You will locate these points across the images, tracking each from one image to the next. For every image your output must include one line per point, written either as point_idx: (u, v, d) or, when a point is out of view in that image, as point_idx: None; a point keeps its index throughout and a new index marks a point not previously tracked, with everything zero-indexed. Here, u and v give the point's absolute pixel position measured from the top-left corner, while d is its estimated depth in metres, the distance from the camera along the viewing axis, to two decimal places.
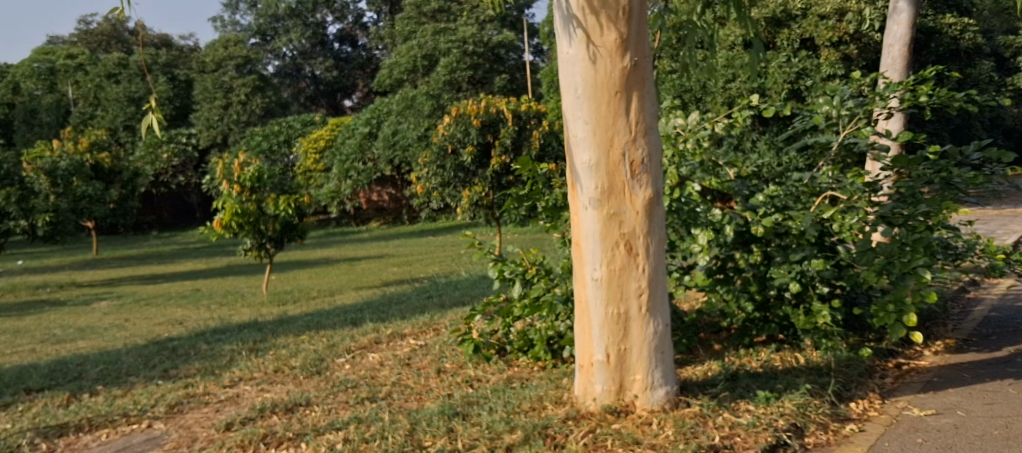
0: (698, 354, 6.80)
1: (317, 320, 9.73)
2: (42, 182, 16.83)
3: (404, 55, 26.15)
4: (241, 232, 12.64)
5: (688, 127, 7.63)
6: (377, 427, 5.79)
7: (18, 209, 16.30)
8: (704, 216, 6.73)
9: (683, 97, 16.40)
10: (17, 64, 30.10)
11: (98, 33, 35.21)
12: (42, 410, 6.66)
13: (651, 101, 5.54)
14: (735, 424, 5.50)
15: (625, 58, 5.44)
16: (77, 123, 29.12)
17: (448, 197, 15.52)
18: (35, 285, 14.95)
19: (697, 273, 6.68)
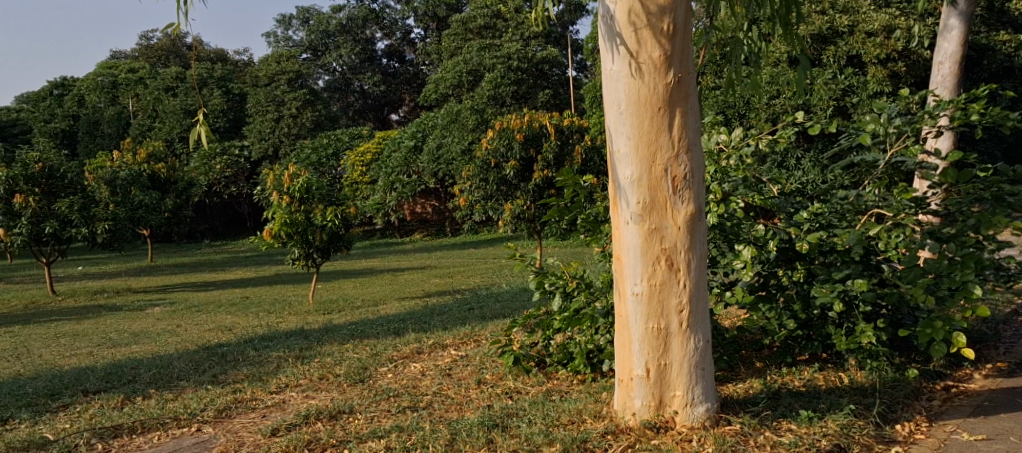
0: (740, 371, 6.88)
1: (362, 328, 9.96)
2: (103, 191, 18.30)
3: (451, 70, 26.41)
4: (289, 242, 12.96)
5: (731, 143, 7.52)
6: (418, 436, 5.97)
7: (80, 217, 15.97)
8: (747, 232, 6.86)
9: (727, 113, 16.40)
10: (82, 78, 31.56)
11: (158, 48, 35.97)
12: (97, 411, 6.91)
13: (694, 117, 5.67)
14: (777, 443, 5.65)
15: (669, 75, 5.58)
16: (136, 134, 29.49)
17: (490, 209, 16.03)
18: (93, 290, 15.39)
19: (738, 289, 6.82)
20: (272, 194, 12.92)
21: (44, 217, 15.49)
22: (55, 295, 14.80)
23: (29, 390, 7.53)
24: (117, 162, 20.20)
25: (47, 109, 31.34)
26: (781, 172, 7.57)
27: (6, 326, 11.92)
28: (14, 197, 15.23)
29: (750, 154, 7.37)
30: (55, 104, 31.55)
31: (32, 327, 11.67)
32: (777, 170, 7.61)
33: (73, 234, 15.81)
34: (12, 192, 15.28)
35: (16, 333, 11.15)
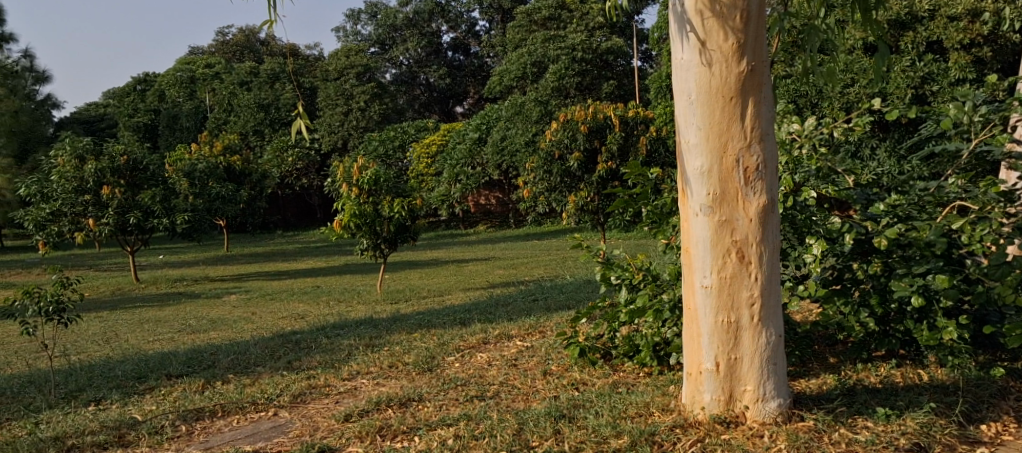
0: (813, 367, 6.73)
1: (429, 318, 10.17)
2: (182, 183, 18.78)
3: (515, 62, 26.57)
4: (358, 233, 13.23)
5: (804, 132, 7.49)
6: (486, 424, 6.02)
7: (162, 208, 16.44)
8: (820, 225, 6.67)
9: (799, 102, 16.31)
10: (162, 74, 32.54)
11: (233, 44, 36.78)
12: (182, 394, 7.19)
13: (768, 105, 5.49)
14: (853, 441, 5.47)
15: (743, 63, 5.41)
16: (212, 127, 30.29)
17: (553, 202, 15.82)
18: (173, 278, 15.84)
19: (811, 283, 6.58)
20: (341, 187, 13.15)
21: (129, 208, 16.05)
22: (138, 282, 15.31)
23: (120, 373, 7.86)
24: (197, 155, 20.91)
25: (131, 104, 32.43)
26: (855, 163, 7.41)
27: (91, 311, 12.38)
28: (101, 189, 15.77)
29: (823, 142, 7.35)
30: (138, 99, 32.68)
31: (116, 313, 12.11)
32: (851, 160, 7.44)
33: (154, 225, 16.27)
34: (100, 184, 15.81)
35: (103, 318, 11.59)
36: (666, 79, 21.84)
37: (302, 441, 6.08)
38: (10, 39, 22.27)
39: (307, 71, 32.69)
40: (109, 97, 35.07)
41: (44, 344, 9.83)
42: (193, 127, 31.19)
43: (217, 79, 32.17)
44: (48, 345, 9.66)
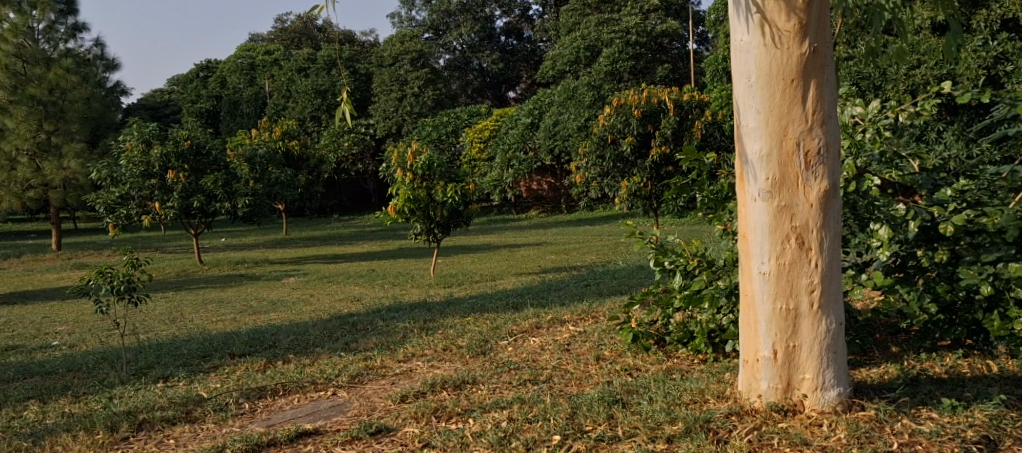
0: (874, 356, 6.49)
1: (482, 302, 10.29)
2: (244, 168, 19.18)
3: (568, 47, 26.58)
4: (412, 218, 13.36)
5: (868, 116, 7.11)
6: (540, 408, 6.06)
7: (224, 193, 16.79)
8: (883, 211, 6.35)
9: (861, 85, 15.26)
10: (224, 61, 33.45)
11: (291, 31, 37.42)
12: (245, 372, 7.38)
13: (830, 88, 5.47)
14: (916, 431, 5.33)
15: (803, 45, 5.39)
16: (271, 113, 30.94)
17: (607, 187, 16.02)
18: (235, 261, 16.21)
19: (875, 271, 6.30)
20: (396, 171, 13.34)
21: (193, 192, 16.36)
22: (202, 264, 15.65)
23: (185, 351, 8.10)
24: (257, 141, 21.51)
25: (194, 91, 33.41)
26: (920, 145, 7.05)
27: (157, 292, 12.73)
28: (167, 173, 16.12)
29: (889, 126, 7.00)
30: (200, 86, 33.56)
31: (182, 293, 12.46)
32: (915, 143, 7.06)
33: (217, 209, 16.64)
34: (165, 168, 16.17)
35: (169, 298, 11.93)
36: (722, 62, 21.72)
37: (360, 421, 6.17)
38: (82, 28, 22.68)
39: (362, 58, 33.08)
40: (172, 84, 35.90)
41: (115, 322, 10.13)
42: (253, 113, 31.99)
43: (276, 66, 32.97)
44: (119, 323, 9.97)
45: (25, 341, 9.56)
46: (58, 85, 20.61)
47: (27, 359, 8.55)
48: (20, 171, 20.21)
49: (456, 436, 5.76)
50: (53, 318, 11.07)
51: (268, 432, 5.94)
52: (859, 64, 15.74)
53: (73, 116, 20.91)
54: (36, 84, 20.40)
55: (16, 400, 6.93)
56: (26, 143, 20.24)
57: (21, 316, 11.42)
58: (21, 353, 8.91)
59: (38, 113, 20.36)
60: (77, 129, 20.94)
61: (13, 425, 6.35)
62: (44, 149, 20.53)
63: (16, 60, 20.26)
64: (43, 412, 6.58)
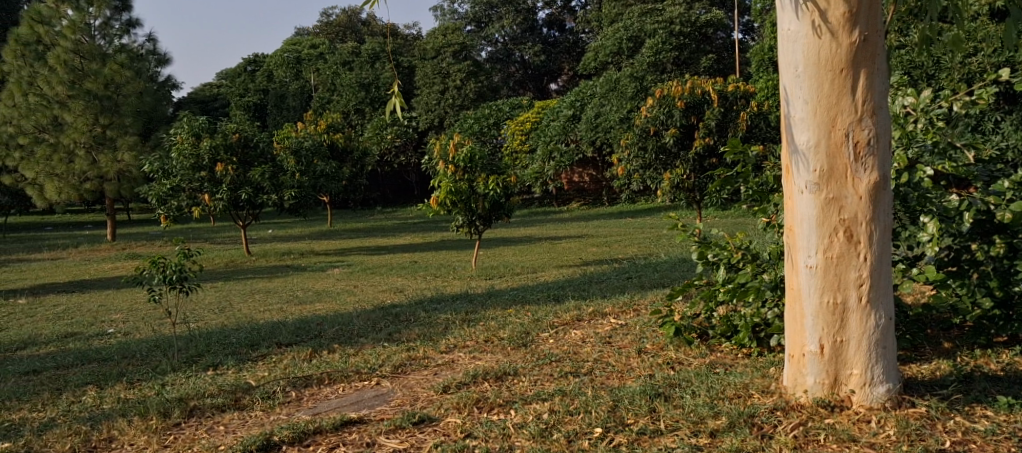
0: (925, 352, 6.39)
1: (523, 294, 10.33)
2: (290, 161, 19.40)
3: (611, 38, 26.53)
4: (454, 210, 13.44)
5: (920, 106, 6.98)
6: (581, 400, 6.07)
7: (270, 185, 16.96)
8: (936, 203, 6.26)
9: (913, 74, 15.25)
10: (271, 55, 33.91)
11: (336, 25, 37.73)
12: (291, 362, 7.47)
13: (881, 78, 5.42)
14: (970, 430, 5.28)
15: (853, 33, 5.35)
16: (317, 107, 31.30)
17: (648, 179, 15.83)
18: (281, 251, 16.39)
19: (927, 264, 6.19)
20: (439, 164, 13.38)
21: (240, 184, 16.56)
22: (250, 255, 15.84)
23: (234, 340, 8.24)
24: (303, 133, 21.77)
25: (242, 85, 33.90)
26: (976, 136, 6.91)
27: (206, 282, 12.92)
28: (216, 165, 16.31)
29: (941, 116, 6.87)
30: (248, 80, 34.02)
31: (230, 283, 12.64)
32: (971, 134, 6.93)
33: (265, 201, 16.84)
34: (214, 161, 16.38)
35: (218, 288, 12.11)
36: (768, 52, 21.53)
37: (404, 410, 6.22)
38: (135, 24, 22.87)
39: (405, 50, 33.29)
40: (220, 78, 36.32)
41: (166, 311, 10.30)
42: (300, 105, 32.24)
43: (321, 59, 33.31)
44: (170, 312, 10.13)
45: (81, 329, 9.75)
46: (113, 79, 20.89)
47: (83, 346, 8.73)
48: (77, 164, 20.75)
49: (498, 428, 5.80)
50: (107, 307, 11.31)
51: (314, 420, 6.01)
52: (912, 53, 15.53)
53: (128, 110, 21.11)
54: (93, 78, 20.71)
55: (74, 386, 7.08)
56: (82, 136, 20.62)
57: (78, 305, 11.67)
58: (78, 340, 9.09)
59: (94, 107, 20.71)
60: (131, 123, 21.18)
61: (72, 409, 6.50)
62: (100, 142, 20.90)
63: (73, 55, 20.59)
64: (100, 397, 6.72)
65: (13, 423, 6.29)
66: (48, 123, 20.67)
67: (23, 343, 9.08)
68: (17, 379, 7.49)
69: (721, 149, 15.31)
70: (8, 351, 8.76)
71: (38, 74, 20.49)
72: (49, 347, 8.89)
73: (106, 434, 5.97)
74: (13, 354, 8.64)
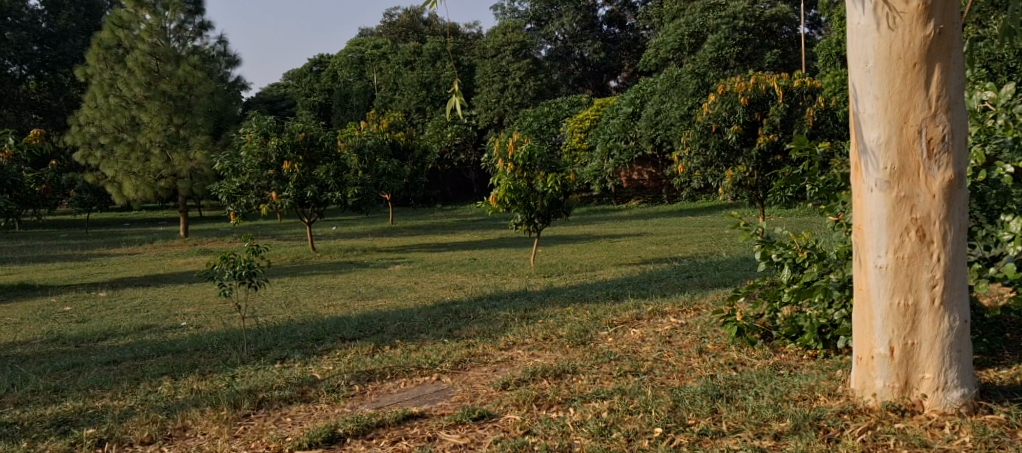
0: (1004, 356, 6.21)
1: (582, 292, 10.28)
2: (353, 159, 19.64)
3: (672, 34, 26.37)
4: (513, 207, 13.40)
5: (999, 100, 6.74)
6: (641, 400, 6.01)
7: (335, 182, 17.09)
8: (1016, 201, 6.06)
9: (990, 67, 14.87)
10: (335, 56, 34.42)
11: (399, 25, 38.04)
12: (354, 356, 7.50)
13: (956, 73, 5.26)
14: None
15: (928, 26, 5.21)
16: (379, 105, 31.60)
17: (710, 176, 15.65)
18: (344, 248, 16.55)
19: (1006, 265, 5.99)
20: (498, 162, 13.41)
21: (306, 182, 16.74)
22: (314, 251, 16.03)
23: (300, 334, 8.32)
24: (365, 132, 21.96)
25: (308, 85, 34.39)
26: None
27: (273, 278, 13.06)
28: (283, 164, 16.52)
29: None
30: (314, 80, 34.46)
31: (297, 278, 12.79)
32: None
33: (329, 198, 16.97)
34: (281, 159, 16.59)
35: (284, 283, 12.25)
36: (836, 47, 21.15)
37: (464, 406, 6.21)
38: (207, 26, 23.19)
39: (466, 50, 33.43)
40: (288, 78, 36.94)
41: (235, 306, 10.44)
42: (363, 105, 32.54)
43: (384, 59, 33.60)
44: (239, 307, 10.28)
45: (156, 321, 9.93)
46: (187, 80, 21.28)
47: (157, 338, 8.88)
48: (152, 162, 21.16)
49: (558, 425, 5.76)
50: (181, 301, 11.51)
51: (378, 414, 6.03)
52: (989, 45, 15.12)
53: (200, 110, 21.46)
54: (167, 79, 21.14)
55: (151, 376, 7.20)
56: (157, 135, 21.00)
57: (153, 298, 11.94)
58: (153, 332, 9.25)
59: (169, 107, 21.10)
60: (202, 122, 21.51)
61: (149, 399, 6.60)
62: (174, 142, 21.23)
63: (150, 57, 20.97)
64: (174, 387, 6.82)
65: (94, 410, 6.40)
66: (127, 123, 21.07)
67: (102, 334, 9.27)
68: (98, 368, 7.64)
69: (786, 145, 15.06)
70: (89, 342, 8.95)
71: (118, 76, 20.97)
72: (127, 338, 9.06)
73: (181, 424, 6.05)
74: (94, 345, 8.83)
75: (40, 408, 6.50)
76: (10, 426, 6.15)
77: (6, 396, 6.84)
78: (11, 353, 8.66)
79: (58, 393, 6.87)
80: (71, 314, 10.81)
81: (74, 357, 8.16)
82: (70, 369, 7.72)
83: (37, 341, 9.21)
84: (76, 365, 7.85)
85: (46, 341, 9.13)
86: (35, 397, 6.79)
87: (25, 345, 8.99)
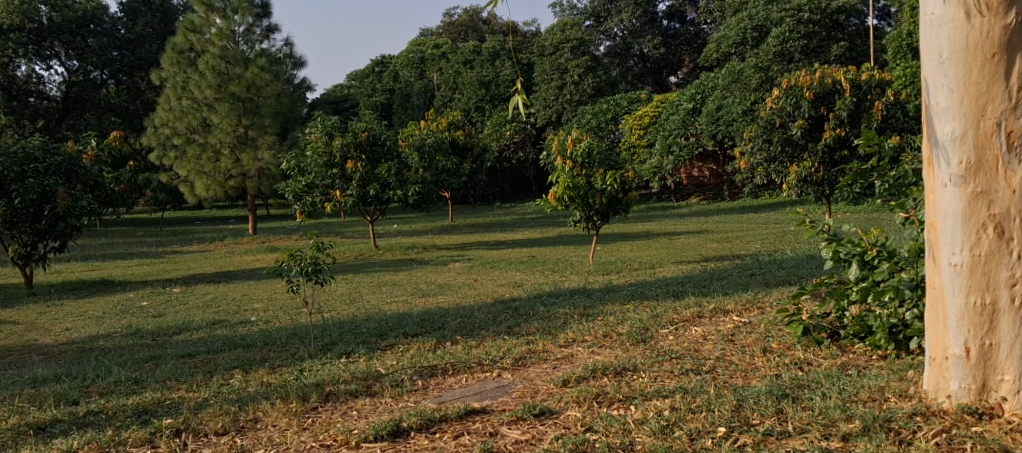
0: None
1: (642, 290, 10.18)
2: (414, 158, 19.78)
3: (735, 28, 26.13)
4: (572, 205, 13.32)
5: None
6: (704, 399, 5.91)
7: (396, 181, 17.18)
8: None
9: None
10: (397, 56, 34.67)
11: (459, 24, 38.20)
12: (417, 352, 7.51)
13: None
14: None
15: (1009, 16, 5.06)
16: (439, 105, 31.82)
17: (772, 172, 15.37)
18: (405, 245, 16.61)
19: None
20: (557, 160, 13.36)
21: (369, 180, 16.83)
22: (376, 249, 16.12)
23: (364, 329, 8.38)
24: (426, 131, 22.06)
25: (370, 85, 34.79)
26: None
27: (338, 274, 13.18)
28: (347, 163, 16.65)
29: None
30: (376, 80, 34.76)
31: (361, 275, 12.88)
32: None
33: (391, 196, 17.05)
34: (345, 158, 16.72)
35: (348, 280, 12.34)
36: (907, 38, 20.67)
37: (524, 402, 6.18)
38: (273, 29, 23.42)
39: (525, 48, 33.44)
40: (351, 78, 37.37)
41: (303, 301, 10.55)
42: (423, 104, 32.77)
43: (443, 58, 33.59)
44: (306, 302, 10.38)
45: (227, 316, 10.06)
46: (255, 83, 21.50)
47: (229, 332, 9.00)
48: (222, 162, 21.49)
49: (619, 423, 5.69)
50: (251, 296, 11.68)
51: (440, 409, 6.03)
52: None
53: (267, 111, 21.71)
54: (237, 82, 21.38)
55: (224, 369, 7.28)
56: (228, 136, 21.30)
57: (223, 293, 12.10)
58: (225, 327, 9.37)
59: (238, 108, 21.39)
60: (270, 123, 21.75)
61: (222, 391, 6.67)
62: (243, 142, 21.52)
63: (220, 60, 21.33)
64: (245, 380, 6.90)
65: (171, 401, 6.49)
66: (198, 124, 21.44)
67: (177, 328, 9.41)
68: (174, 361, 7.75)
69: (853, 140, 14.80)
70: (165, 336, 9.09)
71: (190, 79, 21.39)
72: (200, 333, 9.17)
73: (252, 415, 6.11)
74: (169, 339, 8.96)
75: (122, 398, 6.61)
76: (95, 415, 6.27)
77: (91, 386, 6.98)
78: (93, 346, 8.83)
79: (138, 384, 6.98)
80: (148, 309, 11.00)
81: (152, 350, 8.29)
82: (148, 361, 7.84)
83: (117, 334, 9.37)
84: (154, 357, 7.97)
85: (126, 334, 9.30)
86: (117, 388, 6.91)
87: (107, 339, 9.16)
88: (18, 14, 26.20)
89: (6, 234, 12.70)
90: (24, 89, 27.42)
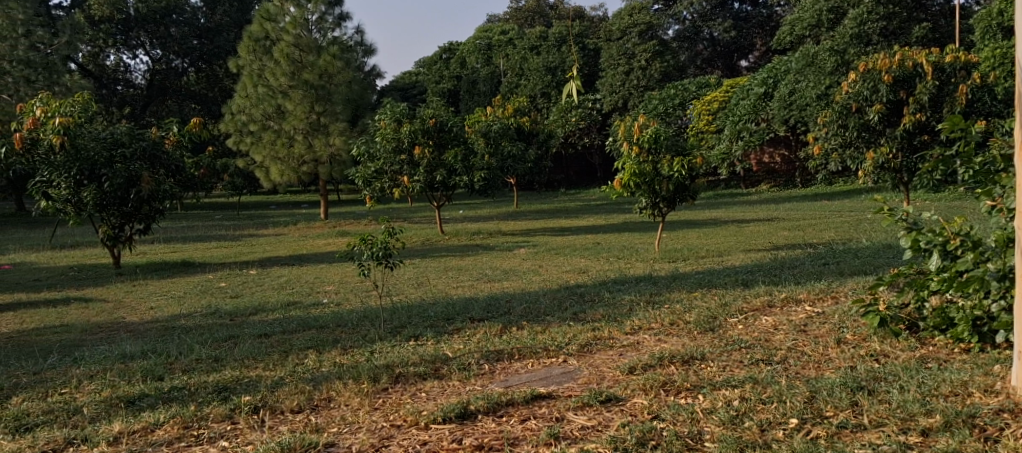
0: None
1: (709, 278, 9.99)
2: (481, 143, 19.74)
3: (809, 10, 25.55)
4: (638, 192, 13.17)
5: None
6: (775, 389, 5.72)
7: (462, 167, 17.14)
8: None
9: None
10: (464, 43, 34.67)
11: (527, 10, 38.04)
12: (484, 336, 7.45)
13: None
14: None
15: None
16: (506, 91, 31.75)
17: (848, 159, 14.96)
18: (471, 231, 16.58)
19: None
20: (623, 145, 13.20)
21: (436, 166, 16.79)
22: (443, 233, 16.12)
23: (432, 313, 8.35)
24: (493, 116, 22.01)
25: (438, 72, 34.87)
26: None
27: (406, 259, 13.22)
28: (414, 148, 16.62)
29: None
30: (444, 67, 34.83)
31: (428, 260, 12.87)
32: None
33: (458, 182, 17.00)
34: (413, 143, 16.69)
35: (416, 265, 12.36)
36: (994, 18, 19.90)
37: (591, 388, 6.07)
38: (345, 16, 23.53)
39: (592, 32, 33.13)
40: (419, 65, 37.52)
41: (372, 285, 10.58)
42: (490, 91, 32.86)
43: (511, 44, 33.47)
44: (375, 285, 10.43)
45: (300, 298, 10.13)
46: (327, 70, 21.65)
47: (302, 314, 9.04)
48: (294, 147, 21.71)
49: (687, 413, 5.54)
50: (321, 279, 11.73)
51: (507, 392, 5.95)
52: None
53: (338, 97, 21.83)
54: (310, 69, 21.57)
55: (298, 349, 7.29)
56: (301, 122, 21.50)
57: (295, 276, 12.20)
58: (298, 308, 9.42)
59: (311, 96, 21.56)
60: (341, 110, 21.87)
61: (297, 370, 6.69)
62: (315, 128, 21.68)
63: (294, 48, 21.50)
64: (319, 360, 6.90)
65: (249, 379, 6.51)
66: (273, 110, 21.67)
67: (254, 309, 9.49)
68: (251, 340, 7.80)
69: (934, 125, 14.38)
70: (242, 316, 9.16)
71: (265, 66, 21.63)
72: (274, 314, 9.22)
73: (326, 394, 6.10)
74: (246, 319, 9.03)
75: (203, 375, 6.66)
76: (178, 390, 6.32)
77: (174, 363, 7.05)
78: (176, 325, 8.94)
79: (218, 362, 7.03)
80: (226, 290, 11.16)
81: (230, 330, 8.36)
82: (227, 341, 7.90)
83: (197, 314, 9.48)
84: (232, 337, 8.03)
85: (205, 314, 9.39)
86: (198, 365, 6.96)
87: (187, 318, 9.27)
88: (108, 4, 26.99)
89: (95, 216, 13.08)
90: (112, 77, 28.30)
